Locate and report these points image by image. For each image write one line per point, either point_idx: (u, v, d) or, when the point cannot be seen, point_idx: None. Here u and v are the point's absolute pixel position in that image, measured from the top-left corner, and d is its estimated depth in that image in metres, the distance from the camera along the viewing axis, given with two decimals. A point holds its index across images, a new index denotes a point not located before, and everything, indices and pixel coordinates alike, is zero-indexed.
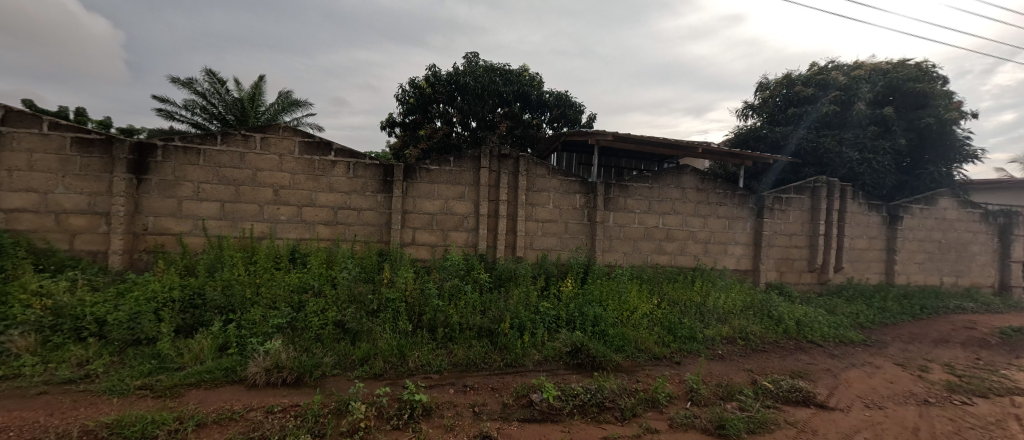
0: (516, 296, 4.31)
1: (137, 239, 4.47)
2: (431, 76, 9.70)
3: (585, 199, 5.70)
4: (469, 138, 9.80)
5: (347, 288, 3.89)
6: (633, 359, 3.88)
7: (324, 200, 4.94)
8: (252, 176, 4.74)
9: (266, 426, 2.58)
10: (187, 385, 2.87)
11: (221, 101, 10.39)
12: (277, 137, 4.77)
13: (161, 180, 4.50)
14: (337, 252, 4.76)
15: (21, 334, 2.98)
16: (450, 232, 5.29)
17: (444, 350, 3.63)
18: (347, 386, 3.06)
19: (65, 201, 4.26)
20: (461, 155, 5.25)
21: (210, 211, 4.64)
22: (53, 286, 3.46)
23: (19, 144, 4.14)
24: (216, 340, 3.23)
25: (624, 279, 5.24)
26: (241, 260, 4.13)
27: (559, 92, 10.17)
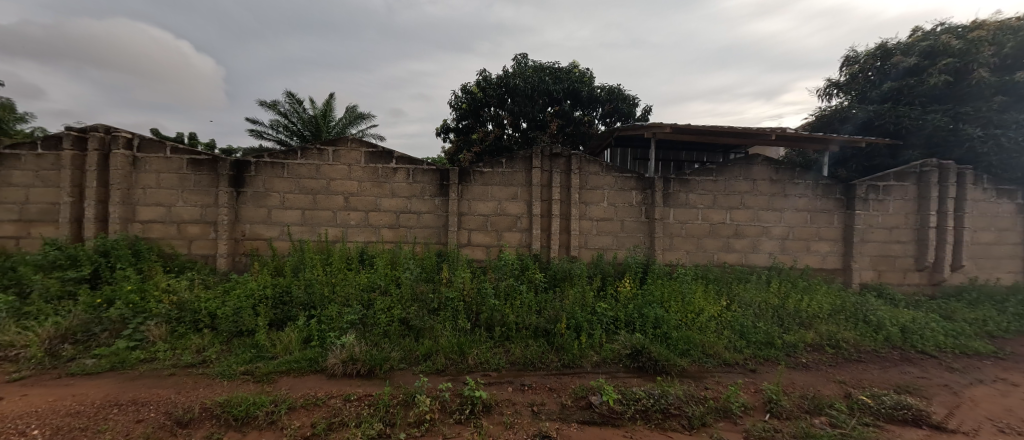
0: (572, 296, 4.28)
1: (237, 244, 5.17)
2: (482, 81, 9.89)
3: (641, 195, 5.48)
4: (521, 140, 9.89)
5: (410, 287, 4.16)
6: (701, 365, 3.65)
7: (387, 205, 5.32)
8: (325, 185, 5.25)
9: (344, 413, 2.85)
10: (279, 372, 3.25)
11: (299, 119, 11.62)
12: (346, 150, 5.25)
13: (254, 192, 5.16)
14: (400, 253, 5.11)
15: (155, 325, 3.61)
16: (504, 232, 5.39)
17: (502, 349, 3.72)
18: (412, 379, 3.26)
19: (183, 212, 5.06)
20: (513, 156, 5.34)
21: (293, 218, 5.22)
22: (177, 284, 4.13)
23: (149, 167, 5.01)
24: (301, 334, 3.63)
25: (689, 281, 4.95)
26: (319, 262, 4.60)
27: (610, 87, 9.96)
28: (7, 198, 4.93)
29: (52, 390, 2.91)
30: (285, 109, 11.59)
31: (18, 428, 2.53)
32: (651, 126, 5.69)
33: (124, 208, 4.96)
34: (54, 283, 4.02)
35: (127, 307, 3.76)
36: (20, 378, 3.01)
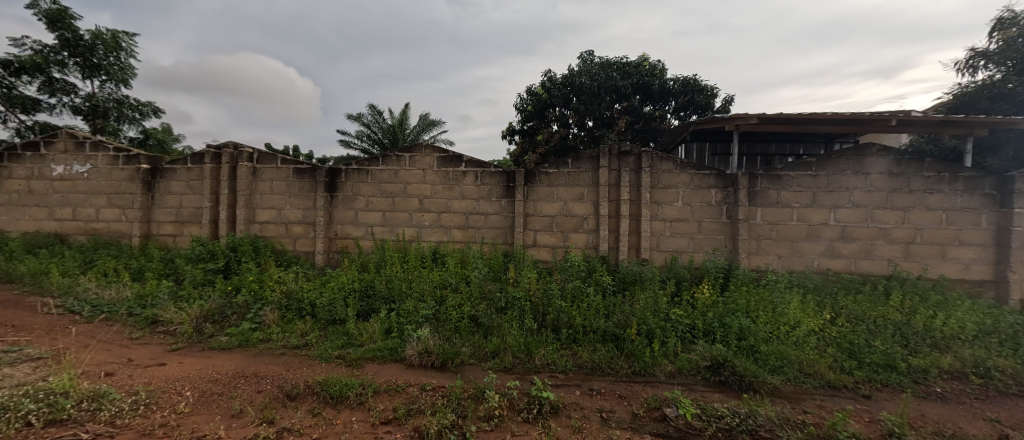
0: (643, 300, 4.07)
1: (332, 242, 5.82)
2: (547, 82, 9.78)
3: (722, 194, 5.04)
4: (586, 139, 9.64)
5: (478, 285, 4.32)
6: (797, 385, 3.25)
7: (457, 206, 5.58)
8: (403, 188, 5.68)
9: (420, 401, 3.06)
10: (365, 359, 3.60)
11: (380, 128, 12.71)
12: (421, 155, 5.62)
13: (344, 196, 5.78)
14: (469, 253, 5.33)
15: (270, 311, 4.23)
16: (570, 233, 5.32)
17: (569, 351, 3.68)
18: (482, 375, 3.38)
19: (290, 214, 5.84)
20: (579, 156, 5.26)
21: (375, 219, 5.73)
22: (286, 277, 4.79)
23: (265, 175, 5.88)
24: (384, 325, 3.97)
25: (782, 290, 4.42)
26: (398, 259, 4.99)
27: (685, 78, 9.29)
28: (167, 204, 6.15)
29: (198, 360, 3.58)
30: (368, 121, 12.75)
31: (176, 388, 3.17)
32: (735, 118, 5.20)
33: (247, 211, 5.89)
34: (199, 273, 4.94)
35: (249, 294, 4.48)
36: (178, 348, 3.75)
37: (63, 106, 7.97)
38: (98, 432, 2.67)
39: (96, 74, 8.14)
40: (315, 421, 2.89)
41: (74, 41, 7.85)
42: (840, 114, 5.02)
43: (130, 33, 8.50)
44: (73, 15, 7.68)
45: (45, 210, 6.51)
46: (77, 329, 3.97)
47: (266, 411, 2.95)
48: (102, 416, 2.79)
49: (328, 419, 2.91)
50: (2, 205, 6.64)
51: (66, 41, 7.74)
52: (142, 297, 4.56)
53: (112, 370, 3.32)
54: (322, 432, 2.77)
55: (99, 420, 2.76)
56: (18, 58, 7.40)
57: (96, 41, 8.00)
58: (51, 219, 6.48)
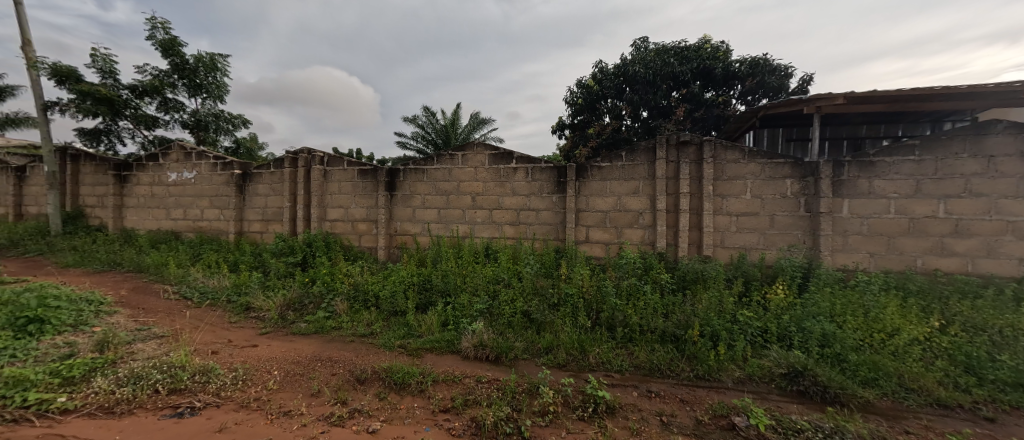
0: (706, 300, 3.82)
1: (392, 238, 6.18)
2: (598, 73, 9.37)
3: (799, 185, 4.60)
4: (640, 131, 9.10)
5: (530, 281, 4.37)
6: (896, 401, 2.88)
7: (509, 203, 5.65)
8: (456, 186, 5.88)
9: (476, 392, 3.15)
10: (425, 349, 3.78)
11: (434, 129, 13.26)
12: (473, 153, 5.79)
13: (403, 195, 6.11)
14: (520, 249, 5.37)
15: (341, 301, 4.62)
16: (624, 229, 5.19)
17: (625, 350, 3.58)
18: (536, 371, 3.40)
19: (356, 212, 6.29)
20: (634, 148, 5.11)
21: (431, 216, 5.99)
22: (353, 270, 5.18)
23: (335, 177, 6.41)
24: (441, 318, 4.14)
25: (876, 292, 3.91)
26: (452, 255, 5.19)
27: (753, 58, 8.26)
28: (255, 204, 6.92)
29: (283, 343, 4.00)
30: (423, 122, 13.34)
31: (266, 368, 3.58)
32: (816, 99, 4.77)
33: (319, 209, 6.46)
34: (283, 266, 5.51)
35: (323, 285, 4.93)
36: (266, 332, 4.22)
37: (175, 121, 9.31)
38: (207, 401, 3.10)
39: (199, 92, 9.38)
40: (382, 405, 3.09)
41: (182, 65, 9.07)
42: (947, 87, 4.36)
43: (224, 54, 9.60)
44: (180, 43, 8.86)
45: (164, 211, 7.65)
46: (190, 313, 4.63)
47: (339, 392, 3.22)
48: (210, 388, 3.23)
49: (393, 403, 3.11)
50: (135, 206, 7.93)
51: (176, 65, 8.96)
52: (238, 286, 5.19)
53: (216, 348, 3.83)
54: (387, 416, 2.96)
55: (208, 391, 3.21)
56: (141, 83, 8.72)
57: (198, 64, 9.17)
58: (168, 219, 7.61)
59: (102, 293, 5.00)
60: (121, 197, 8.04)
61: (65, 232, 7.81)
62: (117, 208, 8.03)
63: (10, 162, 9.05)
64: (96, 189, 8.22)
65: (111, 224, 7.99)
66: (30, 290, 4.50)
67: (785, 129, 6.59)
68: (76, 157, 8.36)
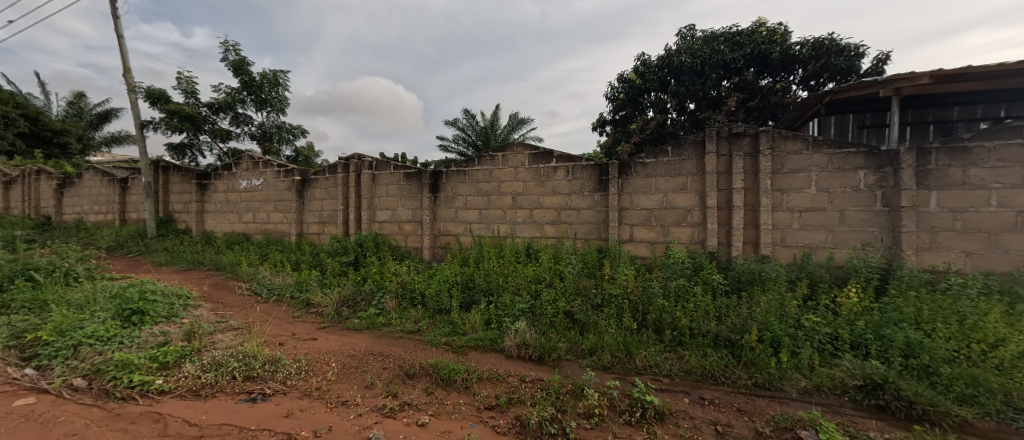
0: (766, 302, 3.54)
1: (436, 238, 6.41)
2: (640, 65, 8.88)
3: (875, 177, 4.13)
4: (687, 125, 8.55)
5: (572, 281, 4.31)
6: (1001, 423, 2.51)
7: (549, 202, 5.64)
8: (497, 186, 5.98)
9: (521, 391, 3.16)
10: (469, 347, 3.86)
11: (473, 131, 14.46)
12: (513, 154, 5.86)
13: (446, 196, 6.31)
14: (561, 248, 5.33)
15: (390, 298, 4.86)
16: (671, 227, 4.97)
17: (675, 354, 3.43)
18: (580, 372, 3.35)
19: (402, 214, 6.60)
20: (680, 143, 4.88)
21: (473, 217, 6.13)
22: (401, 269, 5.43)
23: (384, 180, 6.75)
24: (485, 317, 4.22)
25: (974, 297, 3.42)
26: (494, 255, 5.28)
27: (816, 39, 7.49)
28: (313, 207, 7.44)
29: (340, 337, 4.26)
30: (463, 125, 14.54)
31: (326, 360, 3.83)
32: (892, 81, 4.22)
33: (370, 212, 6.85)
34: (337, 265, 5.91)
35: (374, 283, 5.22)
36: (325, 326, 4.53)
37: (244, 134, 10.23)
38: (276, 389, 3.37)
39: (264, 107, 10.23)
40: (429, 399, 3.19)
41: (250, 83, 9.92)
42: None
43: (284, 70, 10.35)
44: (248, 62, 9.68)
45: (237, 215, 8.43)
46: (260, 307, 5.08)
47: (390, 385, 3.37)
48: (277, 377, 3.51)
49: (440, 398, 3.19)
50: (214, 211, 8.80)
51: (245, 83, 9.80)
52: (300, 284, 5.62)
53: (283, 340, 4.16)
54: (435, 410, 3.05)
55: (277, 379, 3.49)
56: (216, 100, 9.67)
57: (263, 81, 9.98)
58: (240, 222, 8.38)
59: (189, 289, 5.62)
60: (203, 203, 8.96)
61: (159, 235, 8.88)
62: (199, 213, 8.96)
63: (116, 174, 10.41)
64: (183, 196, 9.23)
65: (195, 228, 8.94)
66: (133, 286, 5.15)
67: (856, 115, 5.91)
68: (167, 168, 9.46)
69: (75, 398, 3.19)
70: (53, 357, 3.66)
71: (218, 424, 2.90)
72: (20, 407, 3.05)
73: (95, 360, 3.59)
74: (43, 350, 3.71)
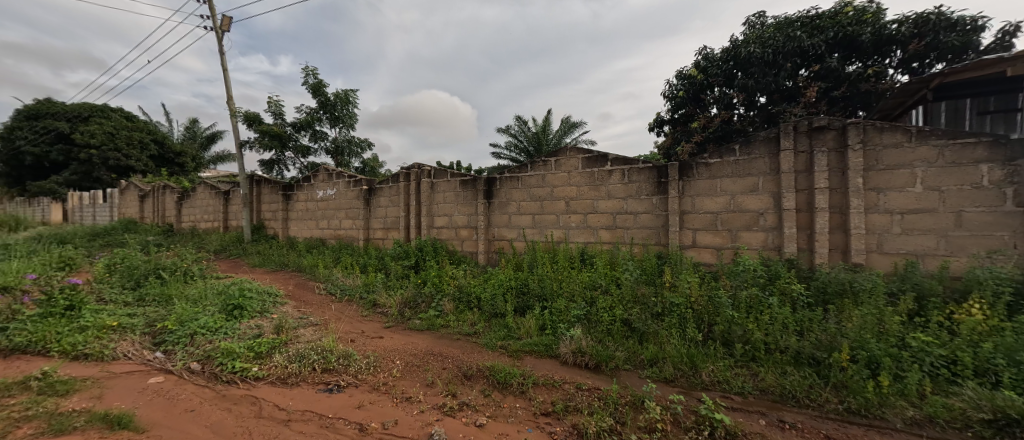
0: (859, 317, 3.18)
1: (491, 243, 6.52)
2: (702, 60, 8.36)
3: (1001, 171, 3.56)
4: (758, 121, 7.84)
5: (630, 288, 4.15)
6: None
7: (604, 206, 5.50)
8: (550, 191, 5.95)
9: (577, 399, 3.09)
10: (524, 351, 3.87)
11: (526, 136, 14.88)
12: (566, 158, 5.81)
13: (500, 202, 6.40)
14: (617, 254, 5.17)
15: (448, 301, 5.01)
16: (741, 232, 4.62)
17: (747, 371, 3.17)
18: (640, 383, 3.22)
19: (458, 220, 6.79)
20: (750, 140, 4.53)
21: (526, 222, 6.15)
22: (458, 273, 5.57)
23: (441, 187, 6.99)
24: (539, 322, 4.21)
25: None
26: (548, 260, 5.26)
27: (918, 15, 6.59)
28: (378, 214, 7.90)
29: (402, 337, 4.46)
30: (515, 132, 14.99)
31: (391, 357, 4.01)
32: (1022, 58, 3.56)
33: (428, 218, 7.13)
34: (399, 268, 6.23)
35: (432, 286, 5.42)
36: (390, 326, 4.77)
37: (319, 149, 11.13)
38: (349, 381, 3.59)
39: (337, 123, 11.04)
40: (487, 401, 3.21)
41: (325, 103, 10.78)
42: None
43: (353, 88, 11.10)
44: (324, 84, 10.51)
45: (314, 222, 9.17)
46: (335, 306, 5.48)
47: (449, 385, 3.45)
48: (350, 370, 3.75)
49: (496, 401, 3.20)
50: (296, 218, 9.64)
51: (321, 103, 10.68)
52: (367, 285, 5.98)
53: (353, 337, 4.44)
54: (492, 412, 3.06)
55: (349, 372, 3.72)
56: (297, 119, 10.63)
57: (336, 100, 10.78)
58: (317, 228, 9.10)
59: (276, 287, 6.22)
60: (286, 211, 9.86)
61: (252, 240, 9.91)
62: (283, 220, 9.86)
63: (219, 187, 11.82)
64: (271, 205, 10.22)
65: (280, 233, 9.85)
66: (234, 283, 5.81)
67: (974, 100, 5.23)
68: (257, 180, 10.55)
69: (192, 379, 3.64)
70: (176, 343, 4.21)
71: (302, 410, 3.15)
72: (153, 383, 3.53)
73: (206, 347, 4.07)
74: (169, 337, 4.29)
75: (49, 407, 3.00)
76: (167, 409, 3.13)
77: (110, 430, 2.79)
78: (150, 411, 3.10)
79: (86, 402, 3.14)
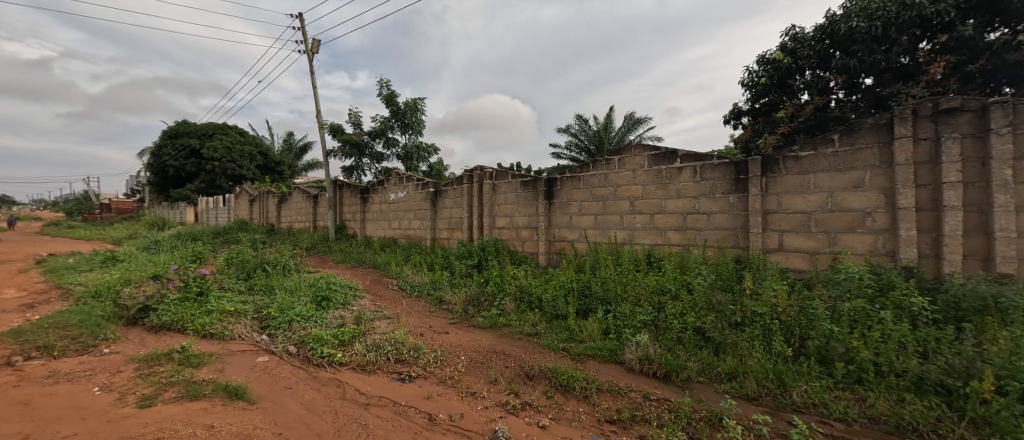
0: (1009, 342, 2.74)
1: (551, 244, 6.47)
2: (789, 41, 7.24)
3: None
4: (863, 105, 6.57)
5: (703, 294, 3.90)
6: None
7: (673, 206, 5.23)
8: (613, 191, 5.78)
9: (644, 409, 2.95)
10: (587, 355, 3.77)
11: (586, 135, 14.64)
12: (631, 156, 5.61)
13: (561, 203, 6.34)
14: (688, 258, 4.89)
15: (510, 301, 5.04)
16: (841, 235, 4.16)
17: (852, 395, 2.87)
18: (717, 398, 3.02)
19: (519, 220, 6.82)
20: (854, 128, 4.07)
21: (588, 223, 6.02)
22: (519, 273, 5.59)
23: (502, 188, 7.08)
24: (602, 325, 4.09)
25: None
26: (611, 262, 5.11)
27: None
28: (443, 215, 8.16)
29: (466, 333, 4.56)
30: (576, 131, 14.81)
31: (455, 352, 4.10)
32: None
33: (490, 218, 7.24)
34: (463, 267, 6.40)
35: (495, 285, 5.49)
36: (455, 322, 4.91)
37: (391, 155, 11.78)
38: (418, 373, 3.73)
39: (407, 130, 11.59)
40: (549, 403, 3.17)
41: (396, 112, 11.38)
42: None
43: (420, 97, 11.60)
44: (395, 94, 11.10)
45: (386, 222, 9.73)
46: (405, 301, 5.76)
47: (512, 384, 3.44)
48: (419, 362, 3.89)
49: (559, 404, 3.15)
50: (371, 219, 10.27)
51: (392, 112, 11.31)
52: (434, 283, 6.20)
53: (422, 331, 4.61)
54: (555, 414, 3.02)
55: (419, 364, 3.86)
56: (373, 128, 11.36)
57: (405, 108, 11.32)
58: (389, 228, 9.64)
59: (356, 282, 6.68)
60: (364, 213, 10.55)
61: (336, 238, 10.72)
62: (361, 221, 10.56)
63: (308, 190, 12.99)
64: (351, 207, 11.00)
65: (358, 233, 10.56)
66: (321, 278, 6.32)
67: None
68: (339, 185, 11.44)
69: (291, 361, 4.00)
70: (278, 328, 4.66)
71: (378, 396, 3.32)
72: (261, 362, 3.90)
73: (301, 334, 4.46)
74: (273, 323, 4.75)
75: (186, 376, 3.44)
76: (271, 385, 3.46)
77: (229, 399, 3.13)
78: (260, 385, 3.43)
79: (212, 374, 3.56)
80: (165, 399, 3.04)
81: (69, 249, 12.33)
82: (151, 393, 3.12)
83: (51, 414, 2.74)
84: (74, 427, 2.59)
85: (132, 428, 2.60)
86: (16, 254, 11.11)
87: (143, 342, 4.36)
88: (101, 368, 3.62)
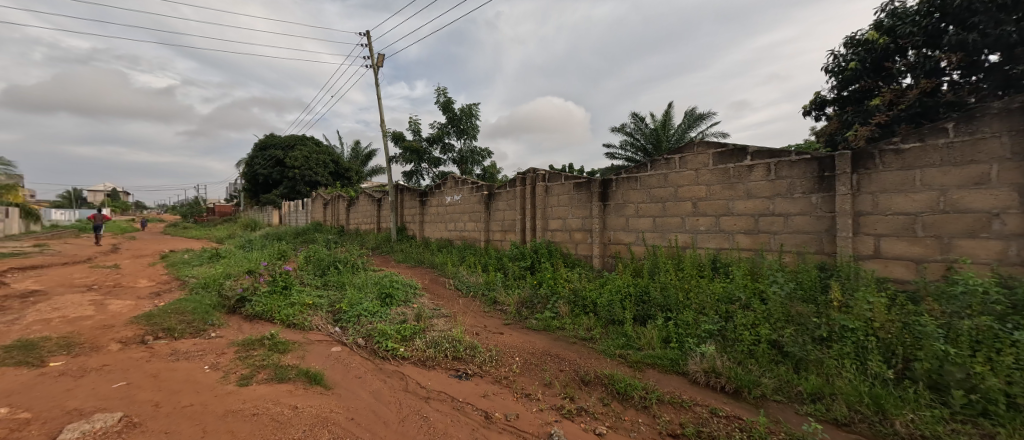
0: None
1: (606, 247, 6.29)
2: (887, 20, 6.56)
3: None
4: (985, 87, 5.78)
5: (780, 305, 3.59)
6: None
7: (743, 208, 4.90)
8: (673, 192, 5.53)
9: (712, 426, 2.77)
10: (646, 364, 3.62)
11: (642, 133, 14.17)
12: (692, 155, 5.32)
13: (617, 204, 6.15)
14: (761, 264, 4.55)
15: (565, 304, 4.96)
16: (959, 242, 3.65)
17: (974, 429, 2.50)
18: (798, 421, 2.77)
19: (572, 223, 6.71)
20: (975, 114, 3.58)
21: (646, 225, 5.80)
22: (573, 276, 5.48)
23: (555, 190, 7.02)
24: (661, 333, 3.91)
25: None
26: (671, 266, 4.89)
27: None
28: (497, 217, 8.25)
29: (520, 335, 4.54)
30: (631, 130, 14.39)
31: (510, 353, 4.11)
32: None
33: (543, 220, 7.20)
34: (517, 269, 6.44)
35: (548, 288, 5.44)
36: (508, 323, 4.94)
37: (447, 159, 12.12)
38: (473, 371, 3.78)
39: (463, 135, 11.87)
40: (606, 410, 3.06)
41: (453, 118, 11.69)
42: None
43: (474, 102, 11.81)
44: (451, 101, 11.41)
45: (443, 224, 10.02)
46: (461, 300, 5.88)
47: (567, 388, 3.37)
48: (476, 361, 3.94)
49: (616, 412, 3.03)
50: (429, 221, 10.63)
51: (449, 118, 11.65)
52: (488, 284, 6.28)
53: (478, 331, 4.67)
54: (612, 423, 2.91)
55: (474, 363, 3.91)
56: (431, 134, 11.76)
57: (460, 114, 11.58)
58: (445, 230, 9.91)
59: (417, 281, 6.94)
60: (423, 215, 10.95)
61: (397, 239, 11.23)
62: (420, 223, 10.96)
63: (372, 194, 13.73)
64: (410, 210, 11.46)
65: (418, 234, 10.97)
66: (385, 276, 6.64)
67: None
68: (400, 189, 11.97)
69: (360, 352, 4.21)
70: (349, 321, 4.94)
71: (438, 391, 3.39)
72: (335, 351, 4.14)
73: (369, 327, 4.69)
74: (344, 316, 5.05)
75: (275, 360, 3.74)
76: (344, 373, 3.67)
77: (309, 383, 3.36)
78: (334, 373, 3.65)
79: (296, 360, 3.85)
80: (259, 380, 3.32)
81: (181, 246, 14.08)
82: (248, 374, 3.43)
83: (173, 386, 3.08)
84: (191, 398, 2.90)
85: (234, 403, 2.85)
86: (147, 249, 12.95)
87: (242, 328, 4.81)
88: (209, 349, 4.04)
